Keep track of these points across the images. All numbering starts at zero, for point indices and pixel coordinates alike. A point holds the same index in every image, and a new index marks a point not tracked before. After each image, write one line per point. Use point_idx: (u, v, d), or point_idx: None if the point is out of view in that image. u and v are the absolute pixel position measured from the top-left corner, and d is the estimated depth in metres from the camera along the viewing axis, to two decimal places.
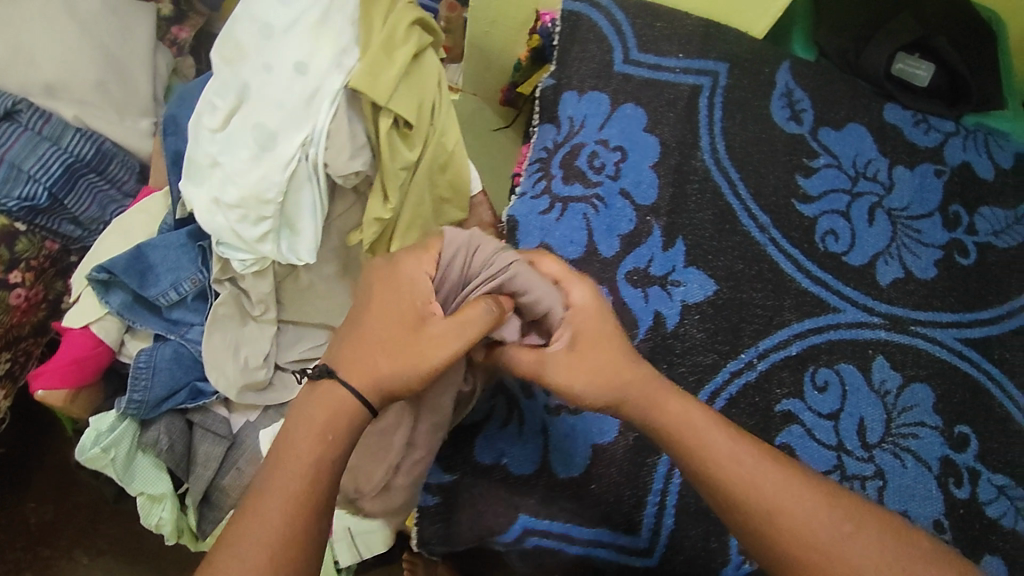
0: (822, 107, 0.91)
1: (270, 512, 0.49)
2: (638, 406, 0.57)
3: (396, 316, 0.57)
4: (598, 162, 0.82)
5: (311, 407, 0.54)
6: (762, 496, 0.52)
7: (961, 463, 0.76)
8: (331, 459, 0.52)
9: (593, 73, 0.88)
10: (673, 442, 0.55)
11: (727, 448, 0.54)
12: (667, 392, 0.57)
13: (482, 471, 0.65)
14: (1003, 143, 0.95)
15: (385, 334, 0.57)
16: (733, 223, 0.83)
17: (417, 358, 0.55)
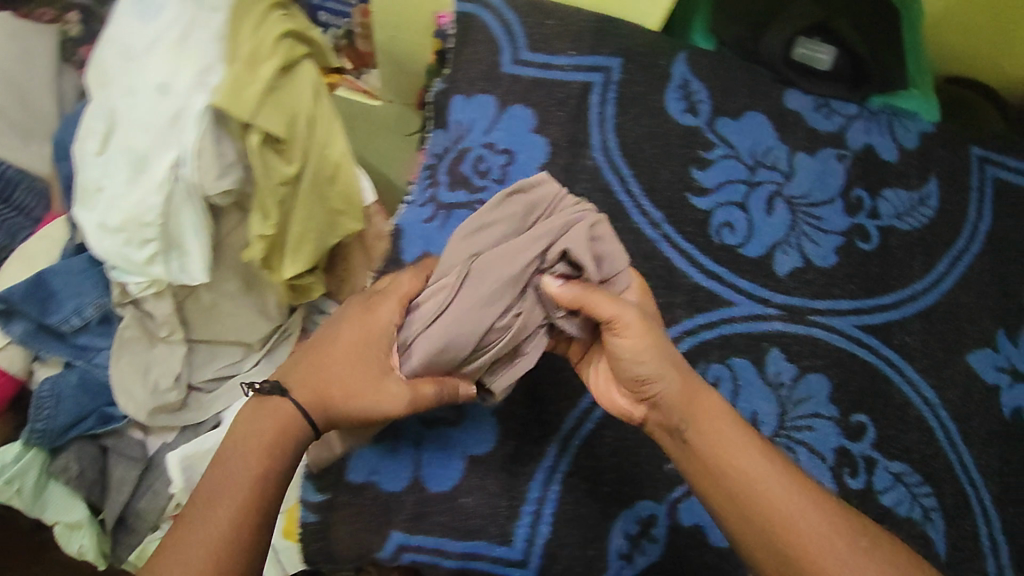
0: (720, 97, 0.89)
1: (211, 522, 0.58)
2: (673, 400, 0.62)
3: (351, 343, 0.65)
4: (484, 166, 0.81)
5: (261, 421, 0.63)
6: (772, 492, 0.59)
7: (857, 452, 0.77)
8: (273, 474, 0.61)
9: (481, 76, 0.86)
10: (699, 433, 0.61)
11: (749, 447, 0.61)
12: (703, 392, 0.63)
13: (356, 490, 0.68)
14: (908, 124, 0.93)
15: (347, 370, 0.64)
16: (622, 222, 0.82)
17: (371, 403, 0.63)
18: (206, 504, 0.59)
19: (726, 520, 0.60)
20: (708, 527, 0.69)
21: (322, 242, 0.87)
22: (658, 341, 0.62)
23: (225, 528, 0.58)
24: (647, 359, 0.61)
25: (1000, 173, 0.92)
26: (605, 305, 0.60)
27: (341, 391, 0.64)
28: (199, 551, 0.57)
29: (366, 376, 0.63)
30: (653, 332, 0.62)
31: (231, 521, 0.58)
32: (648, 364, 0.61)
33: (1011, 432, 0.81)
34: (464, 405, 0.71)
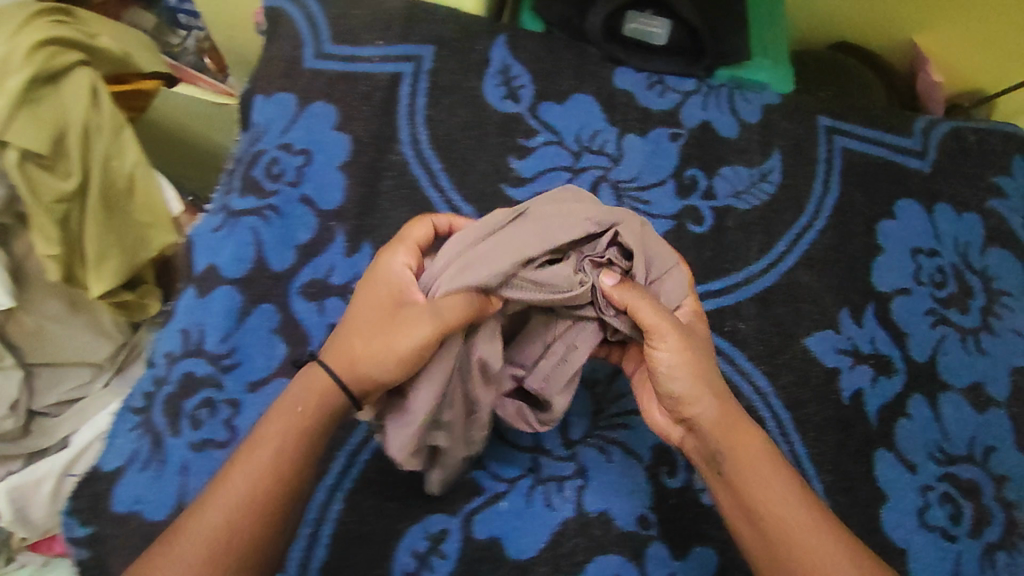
0: (543, 80, 0.84)
1: (225, 504, 0.51)
2: (710, 427, 0.58)
3: (371, 304, 0.57)
4: (277, 169, 0.77)
5: (299, 385, 0.56)
6: (806, 543, 0.53)
7: (677, 449, 0.75)
8: (293, 460, 0.53)
9: (282, 73, 0.81)
10: (738, 464, 0.57)
11: (786, 488, 0.56)
12: (745, 425, 0.58)
13: (116, 522, 0.66)
14: (749, 97, 0.88)
15: (384, 319, 0.56)
16: (430, 219, 0.78)
17: (389, 345, 0.54)
18: (219, 482, 0.52)
19: (757, 562, 0.55)
20: (505, 538, 0.69)
21: (133, 259, 0.84)
22: (701, 363, 0.59)
23: (234, 519, 0.50)
24: (682, 377, 0.58)
25: (847, 142, 0.88)
26: (649, 314, 0.57)
27: (370, 347, 0.55)
28: (200, 540, 0.50)
29: (383, 323, 0.55)
30: (700, 357, 0.59)
31: (242, 510, 0.51)
32: (682, 382, 0.58)
33: (846, 416, 0.78)
34: (241, 424, 0.70)
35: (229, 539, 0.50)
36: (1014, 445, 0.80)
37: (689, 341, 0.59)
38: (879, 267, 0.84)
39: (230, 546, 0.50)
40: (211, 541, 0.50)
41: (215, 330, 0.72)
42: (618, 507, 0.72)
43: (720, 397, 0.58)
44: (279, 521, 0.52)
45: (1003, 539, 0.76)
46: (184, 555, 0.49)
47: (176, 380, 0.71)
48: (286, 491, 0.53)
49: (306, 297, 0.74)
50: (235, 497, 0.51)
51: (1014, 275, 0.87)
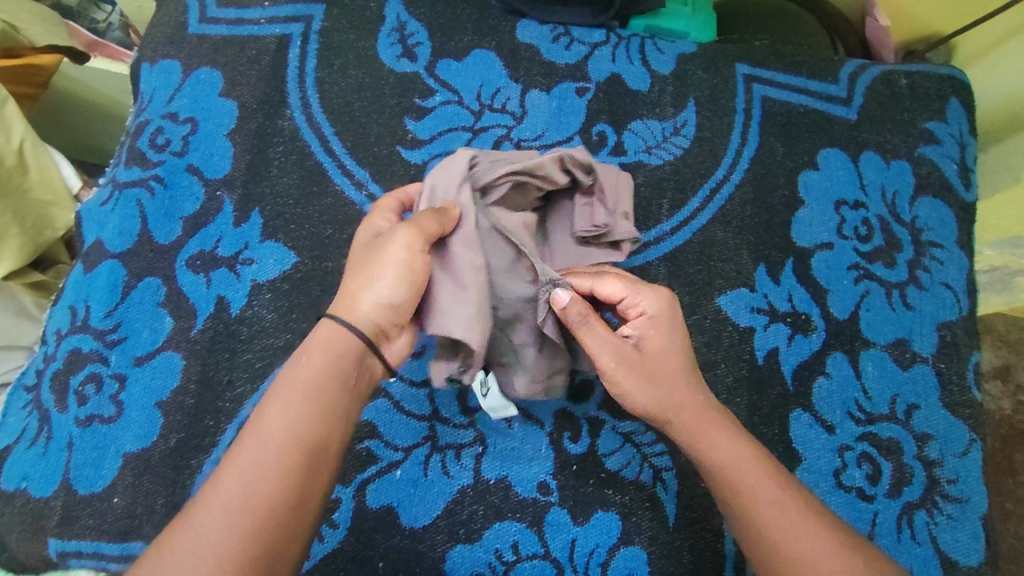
0: (441, 37, 0.84)
1: (243, 473, 0.47)
2: (679, 435, 0.58)
3: (357, 250, 0.59)
4: (162, 139, 0.77)
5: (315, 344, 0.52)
6: (779, 534, 0.53)
7: (580, 414, 0.71)
8: (306, 424, 0.49)
9: (166, 39, 0.82)
10: (710, 467, 0.57)
11: (760, 483, 0.55)
12: (711, 424, 0.58)
13: (4, 499, 0.66)
14: (665, 46, 0.87)
15: (369, 249, 0.57)
16: (322, 184, 0.76)
17: (377, 261, 0.54)
18: (232, 452, 0.49)
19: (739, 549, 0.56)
20: (400, 506, 0.67)
21: (36, 237, 0.82)
22: (648, 382, 0.58)
23: (251, 484, 0.47)
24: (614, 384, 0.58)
25: (767, 90, 0.86)
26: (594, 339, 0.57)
27: (360, 279, 0.54)
28: (225, 510, 0.46)
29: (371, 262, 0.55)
30: (654, 374, 0.58)
31: (262, 475, 0.47)
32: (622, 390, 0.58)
33: (760, 377, 0.75)
34: (128, 398, 0.67)
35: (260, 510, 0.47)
36: (938, 402, 0.76)
37: (632, 366, 0.58)
38: (800, 222, 0.81)
39: (246, 514, 0.46)
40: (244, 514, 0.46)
41: (99, 307, 0.70)
42: (516, 474, 0.68)
43: (679, 408, 0.58)
44: (306, 485, 0.48)
45: (923, 499, 0.73)
46: (205, 524, 0.46)
47: (63, 357, 0.69)
48: (299, 457, 0.48)
49: (194, 269, 0.72)
50: (248, 468, 0.47)
51: (946, 225, 0.83)
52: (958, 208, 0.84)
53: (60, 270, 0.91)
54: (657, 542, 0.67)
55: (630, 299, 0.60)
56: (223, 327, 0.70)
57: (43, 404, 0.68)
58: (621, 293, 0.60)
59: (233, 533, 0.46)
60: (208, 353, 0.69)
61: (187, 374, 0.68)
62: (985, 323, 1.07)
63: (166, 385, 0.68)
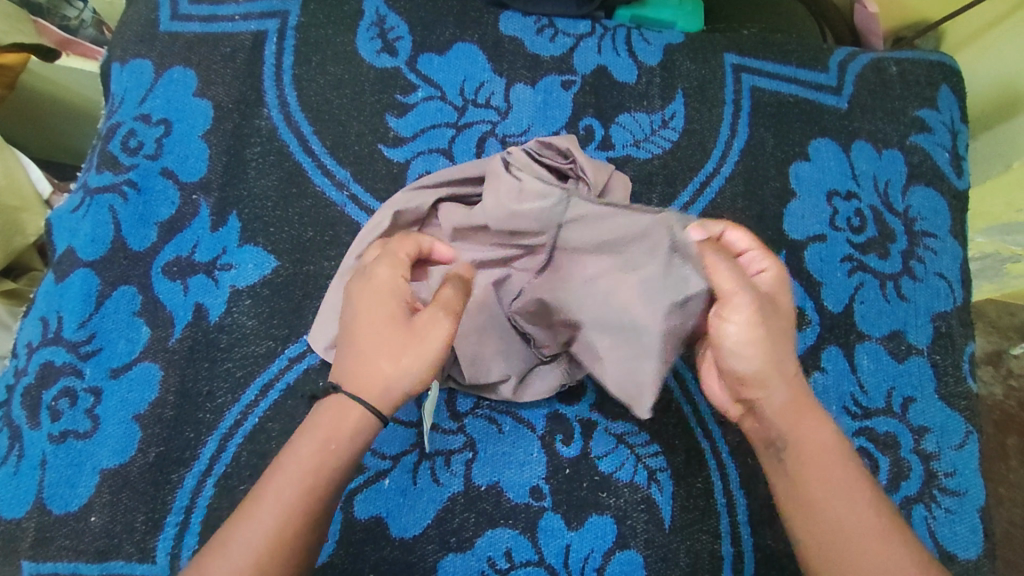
0: (421, 31, 0.81)
1: (276, 507, 0.49)
2: (780, 409, 0.55)
3: (377, 316, 0.53)
4: (134, 142, 0.74)
5: (329, 415, 0.52)
6: (866, 537, 0.51)
7: (572, 416, 0.69)
8: (334, 457, 0.51)
9: (136, 37, 0.79)
10: (808, 454, 0.54)
11: (854, 481, 0.53)
12: (816, 413, 0.55)
13: None
14: (651, 37, 0.85)
15: (403, 325, 0.53)
16: (301, 185, 0.74)
17: (418, 346, 0.52)
18: (266, 477, 0.51)
19: (806, 548, 0.52)
20: (389, 517, 0.65)
21: (6, 245, 0.80)
22: (772, 334, 0.54)
23: (287, 514, 0.49)
24: (734, 324, 0.53)
25: (756, 80, 0.85)
26: (723, 272, 0.52)
27: (394, 362, 0.52)
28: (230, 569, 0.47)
29: (397, 338, 0.52)
30: (778, 334, 0.54)
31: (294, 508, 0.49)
32: (739, 331, 0.53)
33: None
34: (104, 412, 0.65)
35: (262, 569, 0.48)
36: (934, 394, 0.75)
37: (767, 314, 0.53)
38: (792, 214, 0.80)
39: (280, 543, 0.48)
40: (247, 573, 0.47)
41: (72, 318, 0.67)
42: (508, 479, 0.67)
43: (789, 381, 0.54)
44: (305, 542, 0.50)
45: (921, 493, 0.72)
46: (239, 549, 0.48)
47: (35, 371, 0.66)
48: (329, 489, 0.51)
49: (170, 277, 0.70)
50: (285, 499, 0.49)
51: (939, 214, 0.82)
52: (951, 196, 0.83)
53: (34, 278, 0.87)
54: (653, 545, 0.66)
55: (751, 256, 0.58)
56: (202, 335, 0.68)
57: (14, 420, 0.66)
58: (747, 245, 0.58)
59: (261, 565, 0.48)
60: (187, 362, 0.67)
61: (165, 385, 0.66)
62: (976, 309, 1.07)
63: (143, 398, 0.65)
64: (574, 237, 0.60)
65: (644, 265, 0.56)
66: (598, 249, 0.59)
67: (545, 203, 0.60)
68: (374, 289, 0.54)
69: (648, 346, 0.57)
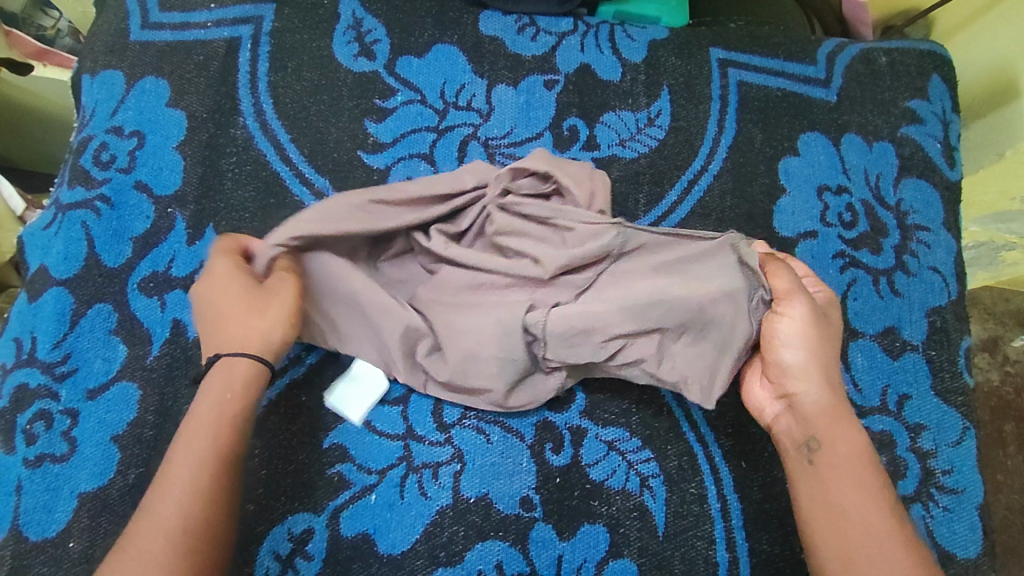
0: (399, 33, 0.79)
1: (176, 494, 0.51)
2: (813, 408, 0.57)
3: (233, 293, 0.57)
4: (106, 155, 0.73)
5: (223, 373, 0.56)
6: (874, 537, 0.52)
7: (562, 424, 0.68)
8: (226, 440, 0.54)
9: (107, 48, 0.77)
10: (829, 454, 0.55)
11: (866, 484, 0.54)
12: (843, 415, 0.57)
13: None
14: (635, 33, 0.83)
15: (266, 294, 0.58)
16: (279, 195, 0.72)
17: (274, 304, 0.58)
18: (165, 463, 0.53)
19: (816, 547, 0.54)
20: (376, 533, 0.64)
21: None
22: (823, 337, 0.57)
23: (183, 500, 0.51)
24: (794, 325, 0.57)
25: (743, 75, 0.83)
26: (784, 278, 0.58)
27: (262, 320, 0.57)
28: (158, 524, 0.50)
29: (243, 306, 0.57)
30: (824, 333, 0.58)
31: (194, 494, 0.51)
32: (798, 326, 0.57)
33: None
34: (81, 435, 0.63)
35: (189, 522, 0.51)
36: (930, 390, 0.74)
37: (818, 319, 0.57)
38: (782, 211, 0.78)
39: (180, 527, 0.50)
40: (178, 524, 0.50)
41: (46, 338, 0.66)
42: (497, 490, 0.65)
43: (831, 382, 0.57)
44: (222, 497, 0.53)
45: (918, 491, 0.71)
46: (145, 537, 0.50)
47: (8, 395, 0.65)
48: (228, 473, 0.53)
49: (147, 293, 0.68)
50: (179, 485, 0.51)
51: (931, 206, 0.80)
52: (943, 187, 0.81)
53: (11, 294, 0.86)
54: (646, 553, 0.65)
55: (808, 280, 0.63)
56: (181, 352, 0.67)
57: None
58: (805, 272, 0.64)
59: (185, 518, 0.51)
60: (166, 380, 0.66)
61: (144, 405, 0.64)
62: (972, 297, 1.05)
63: (121, 418, 0.64)
64: (632, 268, 0.63)
65: (718, 278, 0.60)
66: (655, 272, 0.62)
67: (602, 239, 0.62)
68: (217, 278, 0.58)
69: (729, 341, 0.60)
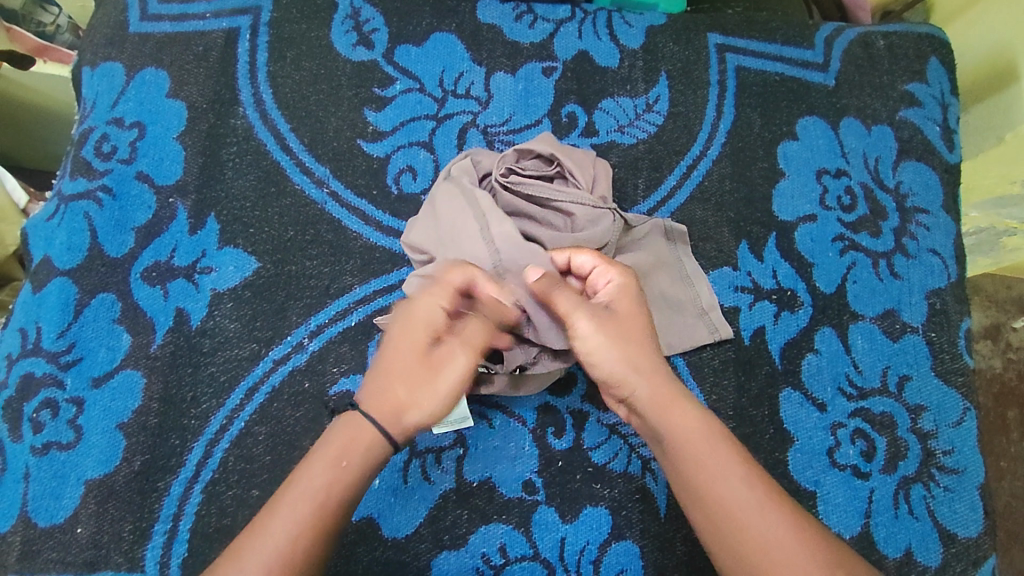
0: (397, 22, 0.80)
1: (265, 559, 0.48)
2: (645, 405, 0.56)
3: (411, 343, 0.55)
4: (108, 147, 0.73)
5: (334, 435, 0.53)
6: (742, 512, 0.52)
7: (563, 408, 0.68)
8: (325, 517, 0.50)
9: (106, 40, 0.77)
10: (676, 443, 0.55)
11: (723, 459, 0.54)
12: (679, 399, 0.56)
13: None
14: (633, 19, 0.83)
15: (422, 363, 0.55)
16: (280, 184, 0.73)
17: (434, 389, 0.54)
18: (248, 537, 0.49)
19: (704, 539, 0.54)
20: (380, 517, 0.64)
21: None
22: (620, 335, 0.57)
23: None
24: (603, 360, 0.56)
25: (741, 60, 0.83)
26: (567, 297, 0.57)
27: (408, 394, 0.54)
28: None
29: (418, 372, 0.54)
30: (625, 332, 0.57)
31: (283, 562, 0.48)
32: (608, 365, 0.56)
33: (747, 357, 0.73)
34: (87, 423, 0.64)
35: None
36: (930, 371, 0.74)
37: (604, 322, 0.57)
38: (781, 195, 0.78)
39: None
40: None
41: (50, 327, 0.66)
42: (500, 474, 0.66)
43: (646, 372, 0.57)
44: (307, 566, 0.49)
45: (919, 472, 0.71)
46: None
47: (15, 383, 0.66)
48: (321, 540, 0.50)
49: (150, 283, 0.69)
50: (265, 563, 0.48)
51: (931, 189, 0.80)
52: (942, 170, 0.81)
53: (15, 288, 0.87)
54: (649, 535, 0.65)
55: (599, 270, 0.60)
56: (185, 341, 0.67)
57: None
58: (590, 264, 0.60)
59: None
60: (170, 369, 0.66)
61: (148, 393, 0.65)
62: (973, 284, 1.05)
63: (126, 406, 0.64)
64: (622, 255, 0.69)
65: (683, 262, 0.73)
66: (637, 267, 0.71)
67: (603, 226, 0.66)
68: (413, 320, 0.56)
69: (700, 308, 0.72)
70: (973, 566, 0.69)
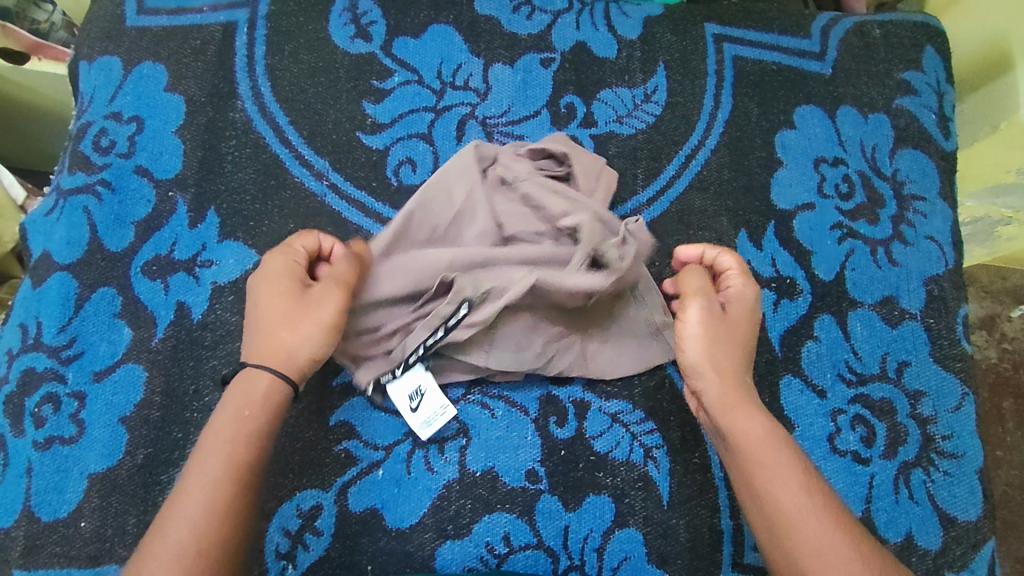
0: (395, 15, 0.80)
1: (188, 513, 0.50)
2: (712, 404, 0.59)
3: (278, 296, 0.59)
4: (105, 141, 0.73)
5: (236, 394, 0.56)
6: (797, 515, 0.53)
7: (565, 398, 0.68)
8: (247, 460, 0.53)
9: (103, 34, 0.77)
10: (738, 443, 0.57)
11: (786, 465, 0.55)
12: (746, 406, 0.59)
13: None
14: (631, 10, 0.83)
15: (301, 300, 0.58)
16: (279, 177, 0.73)
17: (305, 322, 0.58)
18: (174, 498, 0.51)
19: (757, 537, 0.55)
20: (384, 508, 0.64)
21: None
22: (719, 336, 0.61)
23: (202, 528, 0.50)
24: (693, 349, 0.60)
25: (739, 50, 0.83)
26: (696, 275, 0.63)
27: (292, 332, 0.57)
28: (170, 553, 0.48)
29: (293, 309, 0.58)
30: (728, 334, 0.61)
31: (211, 514, 0.50)
32: (693, 354, 0.60)
33: None
34: (89, 416, 0.64)
35: (200, 544, 0.49)
36: (929, 357, 0.75)
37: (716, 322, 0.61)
38: (779, 183, 0.79)
39: (200, 556, 0.49)
40: (191, 545, 0.49)
41: (51, 322, 0.66)
42: (503, 464, 0.66)
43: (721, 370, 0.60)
44: (234, 513, 0.51)
45: (918, 457, 0.72)
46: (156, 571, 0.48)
47: (16, 379, 0.65)
48: (245, 485, 0.52)
49: (150, 276, 0.69)
50: (195, 517, 0.50)
51: (927, 175, 0.81)
52: (939, 157, 0.82)
53: (13, 285, 0.87)
54: (652, 522, 0.65)
55: (729, 273, 0.65)
56: (186, 334, 0.67)
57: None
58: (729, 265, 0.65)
59: (199, 539, 0.49)
60: (172, 361, 0.66)
61: (151, 386, 0.65)
62: (969, 275, 1.06)
63: (129, 399, 0.64)
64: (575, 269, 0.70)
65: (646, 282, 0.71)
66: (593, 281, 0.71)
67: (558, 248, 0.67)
68: (272, 275, 0.60)
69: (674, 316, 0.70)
70: (972, 550, 0.70)
